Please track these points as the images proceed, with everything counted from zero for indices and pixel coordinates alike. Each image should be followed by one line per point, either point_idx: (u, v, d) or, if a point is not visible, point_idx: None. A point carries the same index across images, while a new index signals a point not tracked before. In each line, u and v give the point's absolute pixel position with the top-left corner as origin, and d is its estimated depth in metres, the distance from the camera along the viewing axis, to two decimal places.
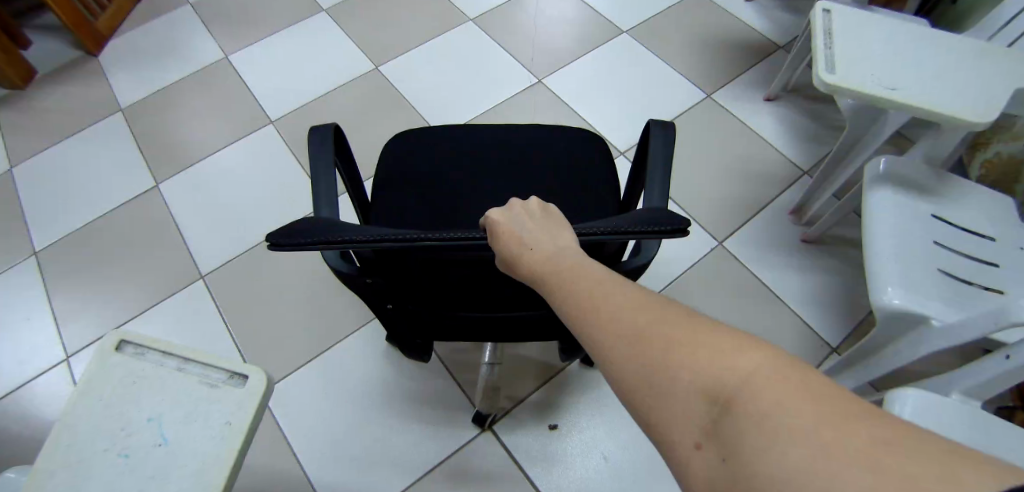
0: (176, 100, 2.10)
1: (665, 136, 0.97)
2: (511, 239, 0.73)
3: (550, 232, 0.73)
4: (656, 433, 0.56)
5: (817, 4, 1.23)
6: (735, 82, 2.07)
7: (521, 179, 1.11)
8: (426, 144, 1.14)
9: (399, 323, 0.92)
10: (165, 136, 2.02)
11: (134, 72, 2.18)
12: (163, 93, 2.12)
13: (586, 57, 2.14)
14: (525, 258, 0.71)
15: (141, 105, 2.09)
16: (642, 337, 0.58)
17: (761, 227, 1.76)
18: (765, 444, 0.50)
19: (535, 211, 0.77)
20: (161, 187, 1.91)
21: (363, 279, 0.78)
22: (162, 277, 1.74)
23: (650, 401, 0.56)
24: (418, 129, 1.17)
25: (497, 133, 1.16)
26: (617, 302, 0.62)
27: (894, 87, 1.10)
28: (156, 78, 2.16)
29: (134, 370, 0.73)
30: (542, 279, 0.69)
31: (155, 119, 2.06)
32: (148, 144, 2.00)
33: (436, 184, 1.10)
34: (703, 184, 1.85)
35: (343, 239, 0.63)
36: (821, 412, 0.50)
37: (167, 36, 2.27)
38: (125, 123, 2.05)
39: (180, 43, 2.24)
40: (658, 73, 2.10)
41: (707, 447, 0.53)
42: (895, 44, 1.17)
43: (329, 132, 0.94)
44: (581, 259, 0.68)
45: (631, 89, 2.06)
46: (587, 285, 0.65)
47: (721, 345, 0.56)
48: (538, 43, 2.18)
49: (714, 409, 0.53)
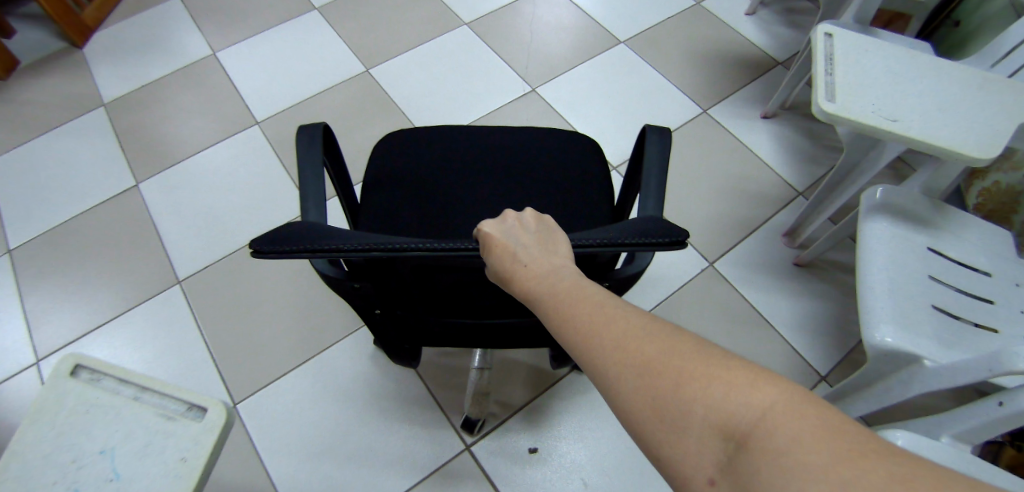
0: (166, 96, 2.07)
1: (663, 141, 0.92)
2: (504, 254, 0.66)
3: (547, 247, 0.67)
4: (666, 468, 0.52)
5: (817, 27, 1.20)
6: (731, 99, 2.05)
7: (514, 184, 1.07)
8: (418, 146, 1.10)
9: (384, 331, 0.85)
10: (148, 133, 1.98)
11: (118, 65, 2.14)
12: (149, 88, 2.09)
13: (583, 67, 2.13)
14: (518, 276, 0.65)
15: (125, 100, 2.06)
16: (651, 366, 0.54)
17: (754, 248, 1.74)
18: (785, 482, 0.48)
19: (529, 224, 0.70)
20: (141, 187, 1.87)
21: (351, 286, 0.73)
22: (144, 277, 1.70)
23: (660, 436, 0.52)
24: (408, 131, 1.13)
25: (487, 136, 1.12)
26: (620, 327, 0.58)
27: (896, 118, 1.09)
28: (138, 73, 2.13)
29: (88, 398, 0.72)
30: (537, 298, 0.64)
31: (139, 115, 2.02)
32: (135, 141, 1.96)
33: (427, 186, 1.06)
34: (697, 201, 1.83)
35: (332, 248, 0.59)
36: (838, 450, 0.48)
37: (154, 31, 2.24)
38: (108, 119, 2.01)
39: (167, 38, 2.22)
40: (655, 87, 2.08)
41: (721, 484, 0.50)
42: (897, 72, 1.15)
43: (320, 132, 0.89)
44: (578, 278, 0.64)
45: (628, 101, 2.05)
46: (589, 308, 0.60)
47: (735, 376, 0.52)
48: (535, 50, 2.17)
49: (729, 444, 0.50)
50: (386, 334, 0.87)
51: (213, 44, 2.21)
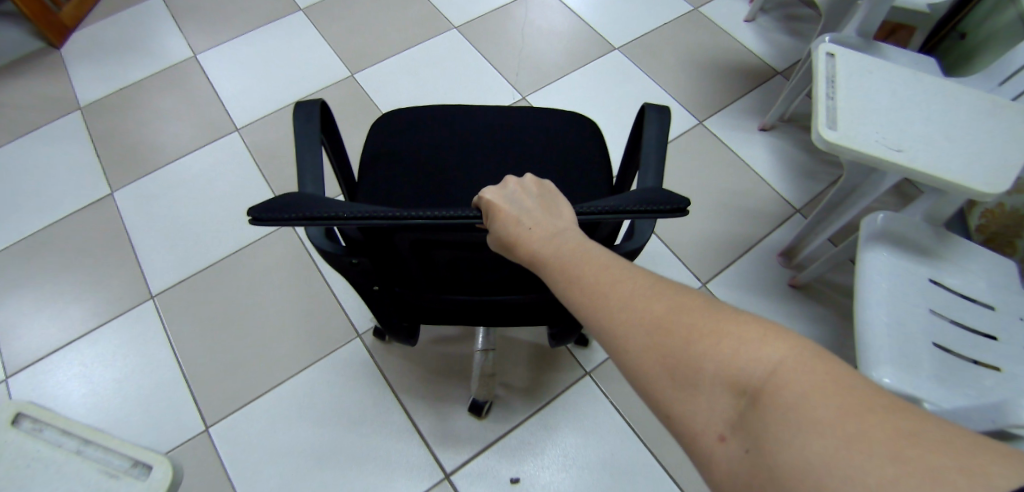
0: (150, 100, 2.04)
1: (661, 120, 0.93)
2: (508, 219, 0.67)
3: (550, 211, 0.68)
4: (676, 425, 0.53)
5: (820, 46, 1.19)
6: (729, 110, 2.09)
7: (510, 159, 1.08)
8: (414, 125, 1.10)
9: (383, 307, 0.84)
10: (125, 139, 1.95)
11: (96, 66, 2.11)
12: (128, 91, 2.06)
13: (575, 74, 2.15)
14: (523, 240, 0.66)
15: (102, 103, 2.02)
16: (660, 325, 0.55)
17: (744, 262, 1.78)
18: (792, 436, 0.49)
19: (532, 189, 0.71)
20: (115, 196, 1.82)
21: (349, 260, 0.72)
22: (125, 286, 1.67)
23: (671, 394, 0.53)
24: (403, 109, 1.13)
25: (481, 114, 1.13)
26: (627, 289, 0.58)
27: (900, 148, 1.07)
28: (118, 75, 2.09)
29: (27, 445, 1.41)
30: (542, 262, 0.64)
31: (116, 119, 1.99)
32: (115, 146, 1.93)
33: (423, 163, 1.06)
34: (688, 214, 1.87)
35: (332, 215, 0.58)
36: (846, 404, 0.49)
37: (134, 31, 2.20)
38: (84, 123, 1.97)
39: (147, 39, 2.19)
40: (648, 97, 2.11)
41: (733, 440, 0.51)
42: (900, 94, 1.14)
43: (316, 110, 0.89)
44: (583, 241, 0.64)
45: (622, 111, 2.07)
46: (595, 271, 0.60)
47: (745, 333, 0.53)
48: (531, 58, 2.19)
49: (739, 400, 0.51)
50: (385, 313, 0.87)
51: (197, 47, 2.18)
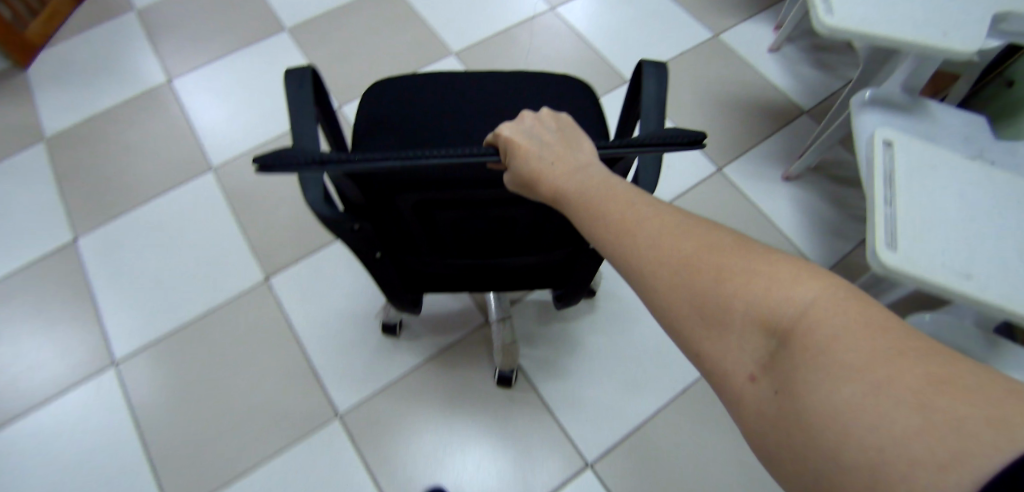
0: (112, 127, 1.87)
1: (662, 73, 0.84)
2: (526, 152, 0.62)
3: (570, 144, 0.63)
4: (704, 364, 0.53)
5: (876, 134, 1.05)
6: (749, 155, 1.80)
7: (500, 121, 1.07)
8: (408, 92, 1.08)
9: (384, 277, 0.79)
10: (89, 179, 1.77)
11: (67, 92, 1.93)
12: (93, 121, 1.88)
13: None
14: (542, 178, 0.62)
15: (69, 133, 1.85)
16: (690, 264, 0.53)
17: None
18: (820, 376, 0.47)
19: (549, 122, 0.66)
20: (77, 244, 1.66)
21: (350, 226, 0.66)
22: (82, 341, 1.51)
23: (700, 332, 0.52)
24: (383, 81, 1.10)
25: (464, 81, 1.11)
26: (654, 229, 0.55)
27: (970, 274, 0.92)
28: (85, 103, 1.92)
29: None
30: (559, 202, 0.61)
31: (80, 156, 1.81)
32: (75, 179, 1.77)
33: (410, 129, 1.04)
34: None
35: (344, 156, 0.50)
36: (877, 346, 0.47)
37: (110, 53, 2.02)
38: (48, 157, 1.80)
39: (121, 60, 2.01)
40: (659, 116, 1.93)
41: (762, 380, 0.50)
42: (970, 202, 1.00)
43: (309, 76, 0.79)
44: (609, 176, 0.60)
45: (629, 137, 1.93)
46: (620, 208, 0.57)
47: (778, 273, 0.51)
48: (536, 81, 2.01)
49: (770, 339, 0.50)
50: (387, 287, 0.82)
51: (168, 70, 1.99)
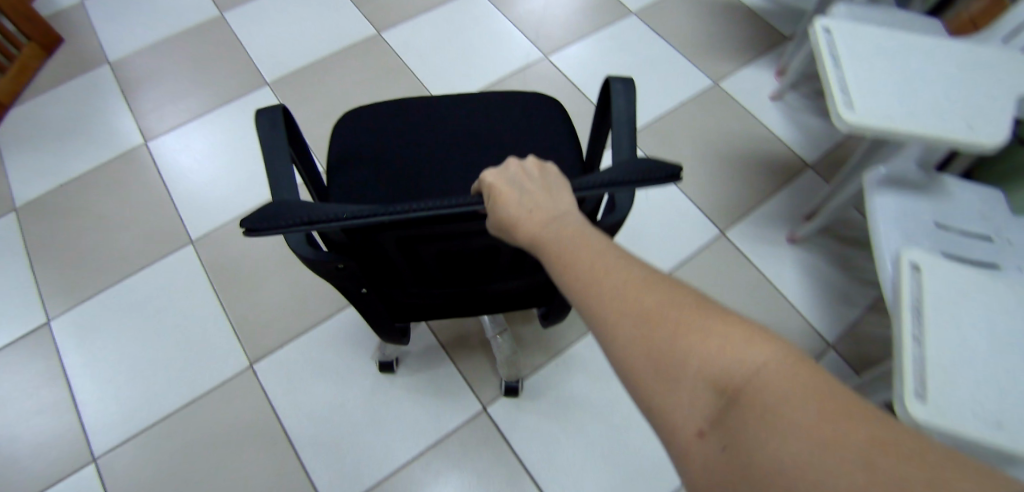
0: (153, 60, 1.83)
1: (628, 93, 0.85)
2: (507, 201, 0.66)
3: (553, 196, 0.67)
4: (656, 417, 0.53)
5: (902, 253, 0.95)
6: (811, 151, 1.68)
7: (478, 134, 1.04)
8: (378, 120, 1.04)
9: (368, 304, 0.84)
10: (84, 215, 1.58)
11: (38, 157, 1.66)
12: (70, 191, 1.61)
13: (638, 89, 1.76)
14: (522, 223, 0.65)
15: (42, 204, 1.59)
16: (652, 318, 0.55)
17: (825, 291, 1.48)
18: (763, 435, 0.49)
19: (532, 171, 0.70)
20: (54, 324, 1.43)
21: (336, 264, 0.71)
22: (65, 428, 1.32)
23: (655, 385, 0.53)
24: (347, 116, 1.05)
25: (430, 102, 1.07)
26: (620, 282, 0.58)
27: (1001, 423, 0.81)
28: (129, 43, 1.85)
29: None
30: (540, 246, 0.64)
31: (61, 222, 1.57)
32: (62, 240, 1.54)
33: (383, 158, 1.01)
34: (762, 218, 1.57)
35: (333, 218, 0.55)
36: (819, 409, 0.48)
37: (82, 114, 1.73)
38: (22, 229, 1.55)
39: (96, 121, 1.72)
40: (723, 69, 1.81)
41: (710, 436, 0.51)
42: (999, 333, 0.89)
43: (280, 116, 0.82)
44: (585, 226, 0.63)
45: (692, 87, 1.78)
46: (591, 257, 0.60)
47: (733, 332, 0.53)
48: (592, 24, 1.89)
49: (720, 399, 0.51)
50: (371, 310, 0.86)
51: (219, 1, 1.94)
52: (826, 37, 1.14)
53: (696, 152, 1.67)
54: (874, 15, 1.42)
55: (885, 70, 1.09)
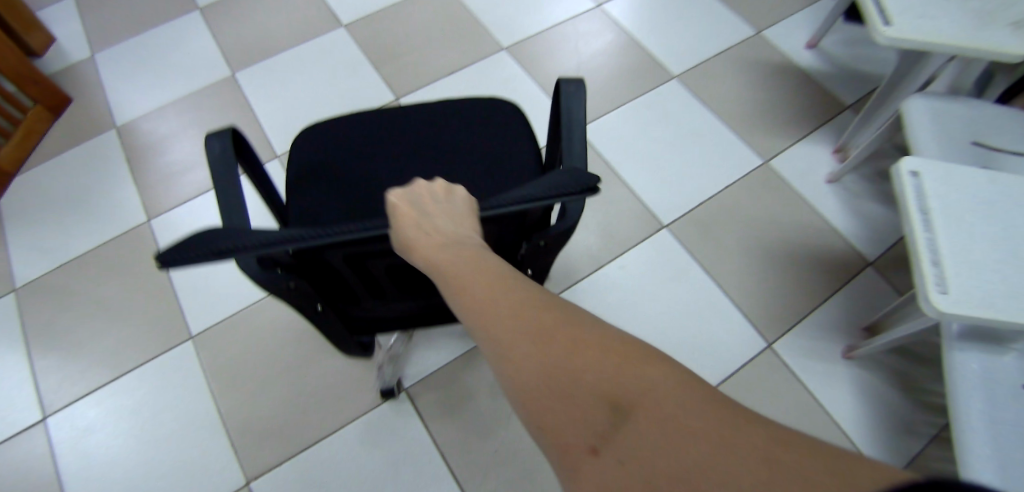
0: (177, 103, 1.34)
1: (577, 95, 0.79)
2: (413, 222, 0.57)
3: (462, 218, 0.59)
4: (545, 437, 0.44)
5: None
6: None
7: (449, 148, 0.93)
8: (340, 134, 0.94)
9: (327, 327, 0.75)
10: (83, 295, 1.15)
11: (39, 228, 1.21)
12: (66, 270, 1.17)
13: (783, 152, 1.31)
14: (425, 246, 0.56)
15: (34, 288, 1.15)
16: (539, 331, 0.48)
17: (885, 425, 1.05)
18: (660, 445, 0.41)
19: (441, 195, 0.61)
20: (50, 422, 1.04)
21: (286, 284, 0.63)
22: None
23: (546, 402, 0.45)
24: (315, 127, 0.95)
25: (398, 114, 0.96)
26: (512, 297, 0.50)
27: None
28: (144, 86, 1.36)
29: None
30: (440, 270, 0.55)
31: (53, 309, 1.13)
32: (52, 332, 1.12)
33: (348, 173, 0.91)
34: (817, 331, 1.13)
35: (239, 245, 0.49)
36: (714, 417, 0.42)
37: (90, 167, 1.27)
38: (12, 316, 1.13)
39: (104, 184, 1.25)
40: (775, 142, 1.32)
41: (604, 452, 0.42)
42: None
43: (229, 138, 0.74)
44: (482, 249, 0.56)
45: (740, 162, 1.29)
46: (481, 271, 0.53)
47: (622, 343, 0.47)
48: (621, 87, 1.37)
49: (613, 414, 0.43)
50: (336, 337, 0.77)
51: (221, 41, 1.42)
52: (913, 184, 0.81)
53: (747, 254, 1.19)
54: (960, 115, 1.00)
55: (988, 238, 0.78)
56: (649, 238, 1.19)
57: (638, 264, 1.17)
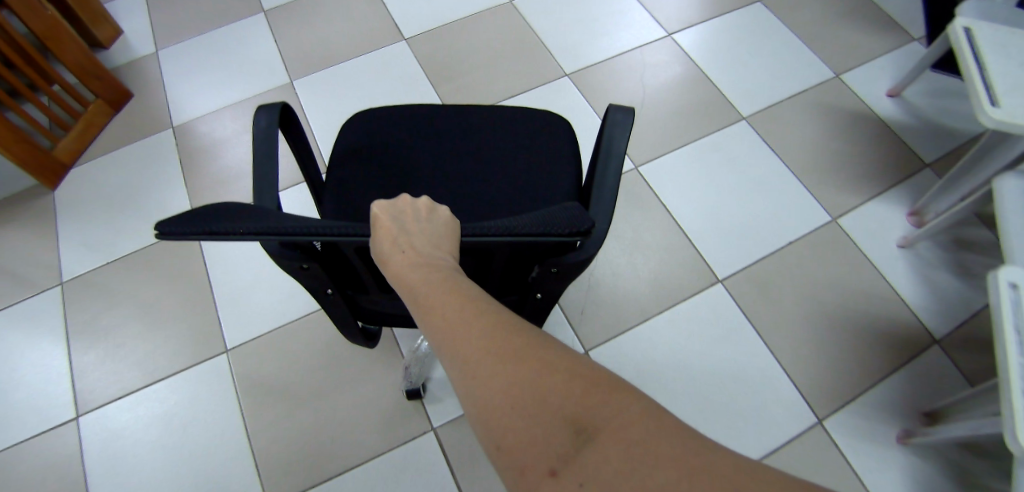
0: (233, 107, 1.34)
1: (626, 124, 0.74)
2: (385, 235, 0.53)
3: (440, 238, 0.55)
4: (503, 458, 0.41)
5: None
6: None
7: (492, 157, 0.91)
8: (392, 124, 0.92)
9: (335, 312, 0.75)
10: (124, 295, 1.15)
11: (89, 223, 1.22)
12: (111, 268, 1.17)
13: (854, 209, 1.23)
14: (396, 260, 0.52)
15: (80, 283, 1.16)
16: (504, 350, 0.44)
17: None
18: (624, 470, 0.39)
19: (421, 211, 0.57)
20: (83, 423, 1.04)
21: (300, 265, 0.64)
22: None
23: (506, 421, 0.42)
24: (371, 111, 0.94)
25: (451, 114, 0.94)
26: (480, 314, 0.47)
27: None
28: (203, 87, 1.37)
29: None
30: (409, 287, 0.51)
31: (95, 306, 1.14)
32: (94, 329, 1.12)
33: (392, 159, 0.90)
34: (873, 410, 1.06)
35: (231, 229, 0.47)
36: (683, 443, 0.40)
37: (144, 165, 1.27)
38: (57, 310, 1.14)
39: (156, 183, 1.25)
40: (845, 198, 1.24)
41: (565, 476, 0.39)
42: None
43: (276, 111, 0.75)
44: (455, 272, 0.52)
45: (806, 217, 1.21)
46: (449, 287, 0.49)
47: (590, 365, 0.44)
48: (685, 124, 1.30)
49: (575, 438, 0.40)
50: (340, 320, 0.77)
51: (283, 47, 1.42)
52: (1012, 297, 0.80)
53: (805, 319, 1.12)
54: None
55: None
56: (701, 293, 1.13)
57: (687, 320, 1.11)
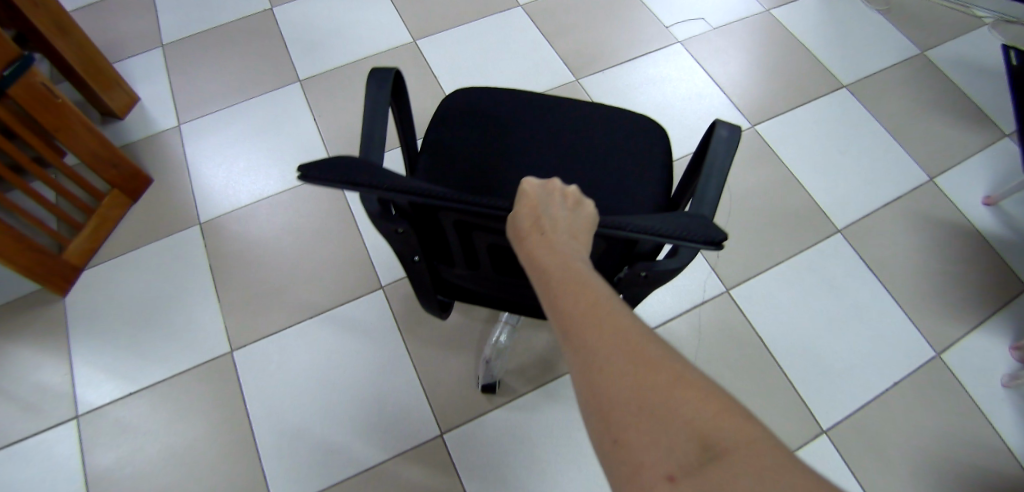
0: (270, 196, 1.19)
1: (732, 143, 0.67)
2: (525, 207, 0.49)
3: (580, 225, 0.50)
4: (618, 452, 0.38)
5: None
6: None
7: (588, 155, 0.79)
8: (485, 114, 0.81)
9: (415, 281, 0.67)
10: (153, 433, 1.00)
11: (110, 341, 1.07)
12: (138, 400, 1.02)
13: (957, 339, 1.13)
14: (529, 233, 0.48)
15: (101, 418, 1.01)
16: (641, 351, 0.40)
17: None
18: None
19: (565, 195, 0.52)
20: None
21: (394, 229, 0.56)
22: None
23: (630, 421, 0.38)
24: (467, 89, 0.84)
25: (548, 105, 0.82)
26: (619, 309, 0.43)
27: None
28: (236, 168, 1.21)
29: None
30: (536, 260, 0.47)
31: (120, 448, 0.99)
32: (118, 476, 0.97)
33: (488, 146, 0.79)
34: None
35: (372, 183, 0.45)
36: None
37: (171, 270, 1.12)
38: (74, 453, 0.99)
39: (186, 294, 1.10)
40: (946, 328, 1.14)
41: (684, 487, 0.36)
42: None
43: (390, 78, 0.67)
44: (587, 262, 0.47)
45: (908, 351, 1.11)
46: (586, 274, 0.45)
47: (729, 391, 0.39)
48: (773, 233, 1.20)
49: (703, 455, 0.37)
50: (421, 293, 0.71)
51: (323, 125, 1.26)
52: None
53: (911, 474, 1.02)
54: None
55: None
56: (803, 446, 1.03)
57: None
